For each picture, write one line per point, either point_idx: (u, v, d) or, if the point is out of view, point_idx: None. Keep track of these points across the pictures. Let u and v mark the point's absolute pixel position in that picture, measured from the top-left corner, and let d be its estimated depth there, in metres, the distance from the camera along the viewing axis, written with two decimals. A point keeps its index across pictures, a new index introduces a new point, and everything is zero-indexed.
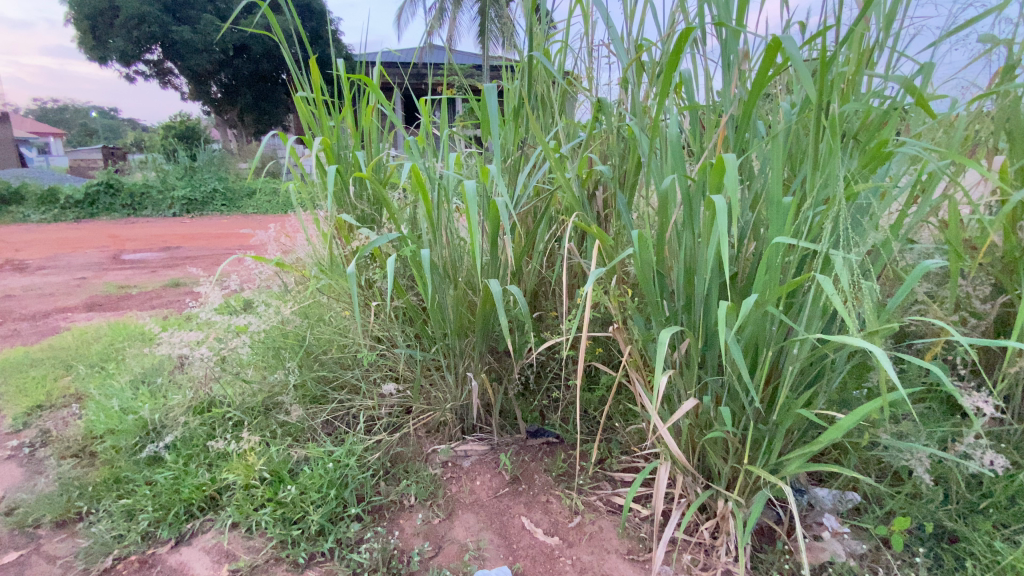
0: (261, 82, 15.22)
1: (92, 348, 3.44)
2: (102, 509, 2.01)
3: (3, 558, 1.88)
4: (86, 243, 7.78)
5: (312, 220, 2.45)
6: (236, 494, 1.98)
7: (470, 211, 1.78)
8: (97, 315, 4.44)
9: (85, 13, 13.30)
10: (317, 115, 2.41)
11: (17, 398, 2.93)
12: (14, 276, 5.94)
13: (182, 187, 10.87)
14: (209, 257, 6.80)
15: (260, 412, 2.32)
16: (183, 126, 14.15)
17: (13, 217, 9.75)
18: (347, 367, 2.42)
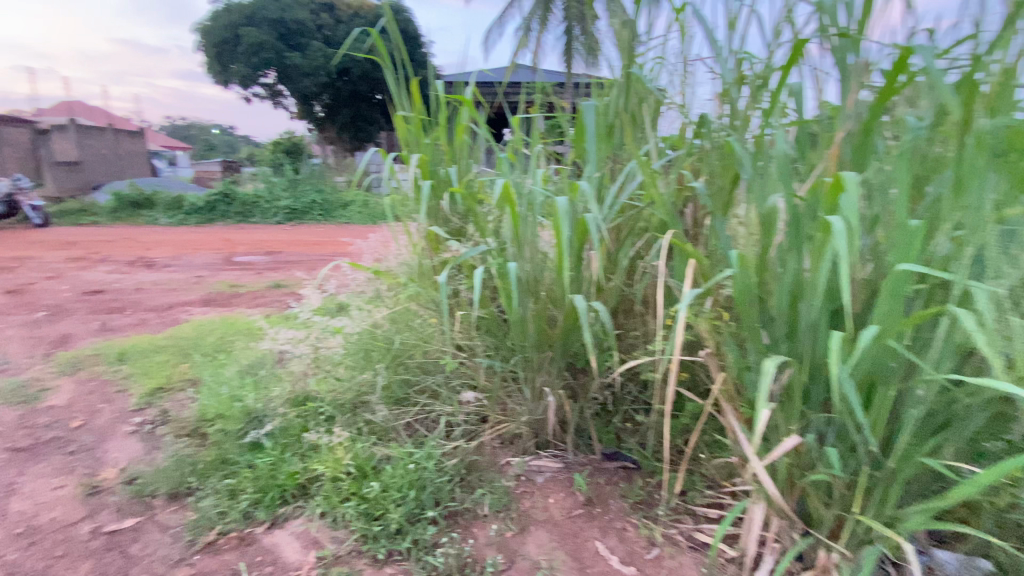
0: (358, 102, 16.44)
1: (206, 340, 3.83)
2: (209, 486, 2.22)
3: (124, 523, 2.11)
4: (205, 245, 8.73)
5: (408, 231, 2.61)
6: (325, 484, 2.11)
7: (560, 226, 1.84)
8: (211, 310, 4.95)
9: (214, 43, 15.03)
10: (415, 133, 2.55)
11: (144, 379, 3.31)
12: (147, 271, 6.79)
13: (287, 198, 11.96)
14: (306, 262, 7.35)
15: (349, 410, 2.47)
16: (289, 142, 15.56)
17: (148, 221, 11.19)
18: (429, 372, 2.51)
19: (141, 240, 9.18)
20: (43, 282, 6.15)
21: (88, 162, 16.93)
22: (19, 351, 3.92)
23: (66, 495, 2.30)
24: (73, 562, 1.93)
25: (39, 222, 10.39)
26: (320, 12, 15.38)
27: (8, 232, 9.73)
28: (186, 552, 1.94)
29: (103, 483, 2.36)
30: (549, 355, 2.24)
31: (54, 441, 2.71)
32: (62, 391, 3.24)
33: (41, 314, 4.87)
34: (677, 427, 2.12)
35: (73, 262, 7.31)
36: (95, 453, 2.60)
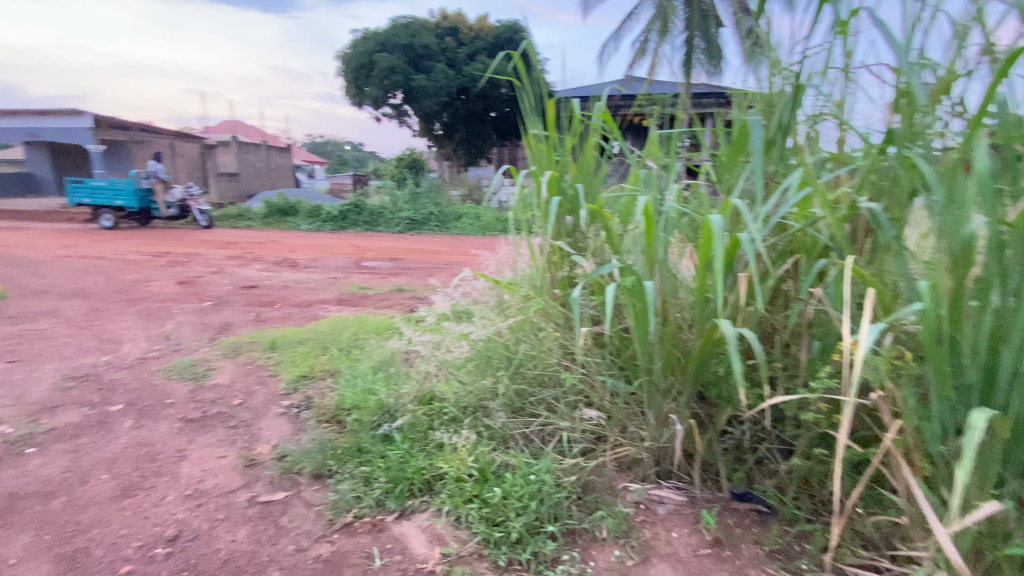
0: (474, 120, 17.42)
1: (341, 336, 4.23)
2: (347, 471, 2.43)
3: (274, 496, 2.35)
4: (337, 250, 9.72)
5: (529, 245, 2.62)
6: (449, 483, 2.22)
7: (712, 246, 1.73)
8: (344, 309, 5.46)
9: (353, 69, 16.76)
10: (546, 150, 2.57)
11: (291, 367, 3.72)
12: (291, 271, 7.70)
13: (407, 209, 12.94)
14: (424, 270, 7.85)
15: (470, 413, 2.57)
16: (410, 157, 16.81)
17: (292, 227, 12.72)
18: (547, 385, 2.50)
19: (286, 243, 10.44)
20: (212, 276, 7.21)
21: (247, 174, 19.70)
22: (195, 334, 4.61)
23: (228, 464, 2.61)
24: (234, 525, 2.17)
25: (209, 224, 12.25)
26: (445, 37, 16.56)
27: (187, 232, 11.60)
28: (327, 530, 2.13)
29: (258, 457, 2.65)
30: (679, 379, 2.15)
31: (220, 414, 3.11)
32: (227, 371, 3.74)
33: (211, 303, 5.70)
34: (822, 473, 1.95)
35: (234, 260, 8.49)
36: (252, 429, 2.95)
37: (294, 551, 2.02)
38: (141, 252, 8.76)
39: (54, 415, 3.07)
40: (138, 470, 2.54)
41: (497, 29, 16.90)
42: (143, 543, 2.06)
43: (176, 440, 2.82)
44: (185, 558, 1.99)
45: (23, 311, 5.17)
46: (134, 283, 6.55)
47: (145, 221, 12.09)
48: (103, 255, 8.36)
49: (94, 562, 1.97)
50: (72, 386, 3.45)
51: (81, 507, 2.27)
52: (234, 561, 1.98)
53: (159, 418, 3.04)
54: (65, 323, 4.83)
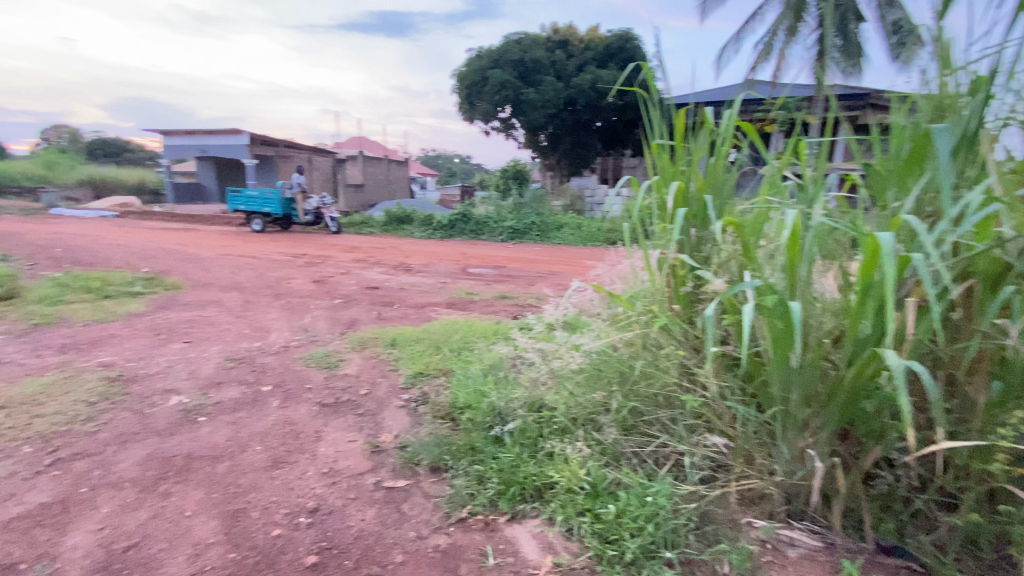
0: (580, 131, 17.64)
1: (452, 338, 4.45)
2: (461, 468, 2.57)
3: (397, 483, 2.55)
4: (446, 257, 10.25)
5: (646, 258, 2.45)
6: (560, 493, 2.27)
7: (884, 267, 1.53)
8: (453, 313, 5.75)
9: (467, 85, 17.62)
10: (670, 160, 2.44)
11: (409, 364, 4.00)
12: (406, 275, 8.28)
13: (511, 219, 13.28)
14: (526, 278, 8.00)
15: (581, 425, 2.55)
16: (515, 168, 17.27)
17: (406, 234, 13.70)
18: (663, 405, 2.40)
19: (400, 248, 11.26)
20: (339, 276, 8.00)
21: (369, 185, 21.61)
22: (327, 328, 5.14)
23: (357, 448, 2.87)
24: (363, 505, 2.38)
25: (337, 230, 13.61)
26: (555, 50, 16.84)
27: (318, 236, 13.00)
28: (444, 522, 2.27)
29: (382, 444, 2.89)
30: (818, 411, 1.97)
31: (350, 402, 3.43)
32: (354, 363, 4.11)
33: (339, 301, 6.32)
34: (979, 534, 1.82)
35: (357, 262, 9.34)
36: (376, 418, 3.22)
37: (415, 538, 2.18)
38: (283, 253, 9.98)
39: (220, 390, 3.60)
40: (284, 446, 2.89)
41: (607, 39, 16.88)
42: (289, 510, 2.34)
43: (314, 421, 3.17)
44: (324, 530, 2.21)
45: (196, 300, 6.14)
46: (277, 280, 7.48)
47: (286, 226, 13.77)
48: (254, 254, 9.66)
49: (251, 522, 2.26)
50: (233, 366, 4.02)
51: (241, 472, 2.63)
52: (364, 538, 2.17)
53: (300, 400, 3.44)
54: (226, 312, 5.66)
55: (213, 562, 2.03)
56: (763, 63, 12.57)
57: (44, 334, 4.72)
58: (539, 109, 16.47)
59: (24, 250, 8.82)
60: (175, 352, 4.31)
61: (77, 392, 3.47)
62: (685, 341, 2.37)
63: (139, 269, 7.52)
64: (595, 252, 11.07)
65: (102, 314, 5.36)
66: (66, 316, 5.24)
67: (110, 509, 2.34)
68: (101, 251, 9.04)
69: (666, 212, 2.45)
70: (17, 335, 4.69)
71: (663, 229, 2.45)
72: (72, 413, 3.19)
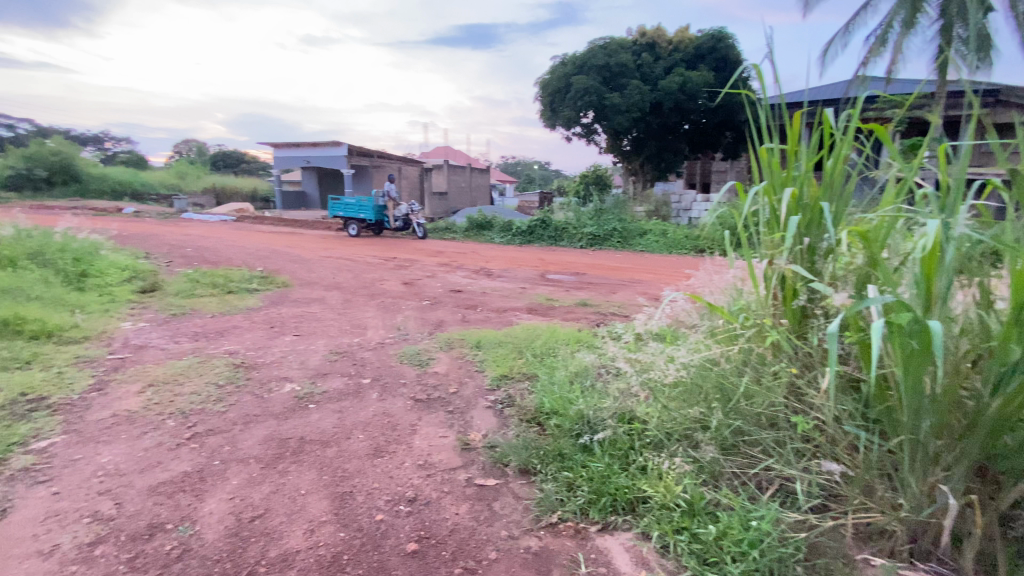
0: (666, 135, 17.33)
1: (535, 343, 4.49)
2: (550, 473, 2.62)
3: (487, 481, 2.64)
4: (526, 262, 10.36)
5: (752, 268, 2.31)
6: (654, 508, 2.25)
7: None
8: (535, 318, 5.80)
9: (550, 92, 17.67)
10: (780, 164, 2.28)
11: (494, 366, 4.09)
12: (487, 279, 8.49)
13: (591, 225, 13.16)
14: (607, 285, 7.88)
15: (676, 440, 2.48)
16: (595, 173, 17.08)
17: (486, 240, 14.04)
18: (767, 426, 2.28)
19: (481, 254, 11.56)
20: (426, 279, 8.38)
21: (452, 192, 22.44)
22: (416, 327, 5.40)
23: (449, 444, 2.99)
24: (457, 500, 2.49)
25: (422, 235, 14.27)
26: (642, 53, 16.48)
27: (405, 241, 13.70)
28: (534, 525, 2.32)
29: (472, 442, 3.00)
30: (954, 443, 1.77)
31: (440, 399, 3.59)
32: (443, 362, 4.29)
33: (427, 302, 6.61)
34: None
35: (442, 266, 9.73)
36: (465, 416, 3.33)
37: (507, 537, 2.24)
38: (375, 256, 10.63)
39: (325, 380, 3.91)
40: (383, 436, 3.08)
41: (698, 40, 16.30)
42: (390, 497, 2.50)
43: (408, 415, 3.35)
44: (422, 520, 2.35)
45: (302, 297, 6.72)
46: (371, 280, 7.99)
47: (377, 231, 14.67)
48: (350, 257, 10.38)
49: (357, 504, 2.45)
50: (335, 359, 4.35)
51: (347, 457, 2.84)
52: (459, 532, 2.27)
53: (395, 395, 3.65)
54: (328, 309, 6.13)
55: (326, 539, 2.22)
56: (879, 51, 11.31)
57: (180, 323, 5.39)
58: (623, 114, 16.09)
59: (163, 250, 10.14)
60: (286, 344, 4.74)
61: (209, 374, 3.95)
62: (794, 358, 2.23)
63: (254, 268, 8.36)
64: (679, 260, 10.66)
65: (225, 307, 6.03)
66: (198, 308, 5.96)
67: (239, 481, 2.63)
68: (223, 251, 10.17)
69: (775, 222, 2.32)
70: (160, 323, 5.40)
71: (771, 238, 2.31)
72: (205, 393, 3.62)
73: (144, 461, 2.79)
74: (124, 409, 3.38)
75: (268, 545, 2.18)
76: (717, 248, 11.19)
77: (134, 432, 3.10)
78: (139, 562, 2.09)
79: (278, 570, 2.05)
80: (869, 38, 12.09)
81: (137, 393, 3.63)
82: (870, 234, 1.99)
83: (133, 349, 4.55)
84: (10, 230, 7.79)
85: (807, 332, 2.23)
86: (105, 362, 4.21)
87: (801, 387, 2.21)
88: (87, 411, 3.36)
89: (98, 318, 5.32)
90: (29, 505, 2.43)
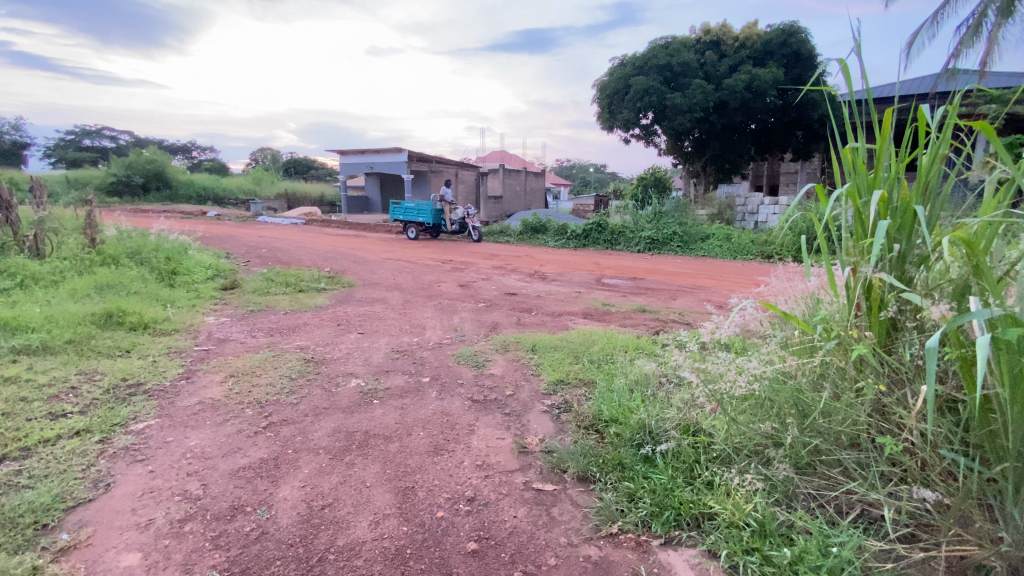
0: (730, 134, 16.62)
1: (592, 349, 4.43)
2: (610, 482, 2.59)
3: (545, 486, 2.63)
4: (581, 266, 10.28)
5: (832, 276, 2.17)
6: (721, 526, 2.18)
7: None
8: (591, 323, 5.73)
9: (608, 93, 17.40)
10: (863, 167, 2.12)
11: (550, 370, 4.08)
12: (542, 283, 8.49)
13: (649, 229, 12.84)
14: (667, 291, 7.66)
15: (745, 456, 2.38)
16: (653, 176, 16.65)
17: (541, 243, 14.04)
18: (848, 445, 2.12)
19: (536, 257, 11.57)
20: (482, 281, 8.49)
21: (507, 196, 22.68)
22: (473, 329, 5.49)
23: (506, 446, 3.02)
24: (515, 503, 2.51)
25: (478, 238, 14.50)
26: (706, 52, 15.92)
27: (462, 244, 13.97)
28: (593, 534, 2.29)
29: (529, 446, 3.00)
30: None
31: (497, 400, 3.62)
32: (499, 364, 4.32)
33: (483, 304, 6.71)
34: None
35: (497, 269, 9.83)
36: (522, 419, 3.34)
37: (565, 544, 2.23)
38: (433, 259, 10.91)
39: (388, 377, 4.06)
40: (442, 434, 3.15)
41: (767, 35, 15.54)
42: (450, 496, 2.55)
43: (466, 415, 3.41)
44: (482, 520, 2.37)
45: (365, 297, 7.01)
46: (429, 282, 8.20)
47: (435, 234, 15.07)
48: (409, 259, 10.72)
49: (419, 500, 2.52)
50: (397, 358, 4.50)
51: (409, 453, 2.93)
52: (517, 535, 2.28)
53: (454, 394, 3.72)
54: (389, 309, 6.36)
55: (390, 531, 2.30)
56: (972, 43, 10.38)
57: (257, 319, 5.78)
58: (685, 114, 15.53)
59: (241, 250, 10.92)
60: (351, 341, 4.97)
61: (282, 368, 4.20)
62: (881, 374, 2.06)
63: (321, 269, 8.83)
64: (744, 266, 10.18)
65: (296, 305, 6.40)
66: (272, 305, 6.37)
67: (310, 470, 2.78)
68: (294, 252, 10.81)
69: (860, 227, 2.15)
70: (239, 318, 5.81)
71: (854, 244, 2.15)
72: (278, 386, 3.86)
73: (226, 447, 3.01)
74: (209, 397, 3.67)
75: (337, 533, 2.29)
76: (786, 254, 10.59)
77: (217, 418, 3.35)
78: (222, 540, 2.25)
79: (346, 558, 2.14)
80: (960, 30, 11.13)
81: (220, 383, 3.92)
82: (975, 240, 1.81)
83: (216, 342, 4.93)
84: (114, 232, 8.66)
85: (895, 346, 2.06)
86: (192, 353, 4.58)
87: (888, 405, 2.03)
88: (177, 398, 3.67)
89: (186, 313, 5.81)
90: (129, 480, 2.68)
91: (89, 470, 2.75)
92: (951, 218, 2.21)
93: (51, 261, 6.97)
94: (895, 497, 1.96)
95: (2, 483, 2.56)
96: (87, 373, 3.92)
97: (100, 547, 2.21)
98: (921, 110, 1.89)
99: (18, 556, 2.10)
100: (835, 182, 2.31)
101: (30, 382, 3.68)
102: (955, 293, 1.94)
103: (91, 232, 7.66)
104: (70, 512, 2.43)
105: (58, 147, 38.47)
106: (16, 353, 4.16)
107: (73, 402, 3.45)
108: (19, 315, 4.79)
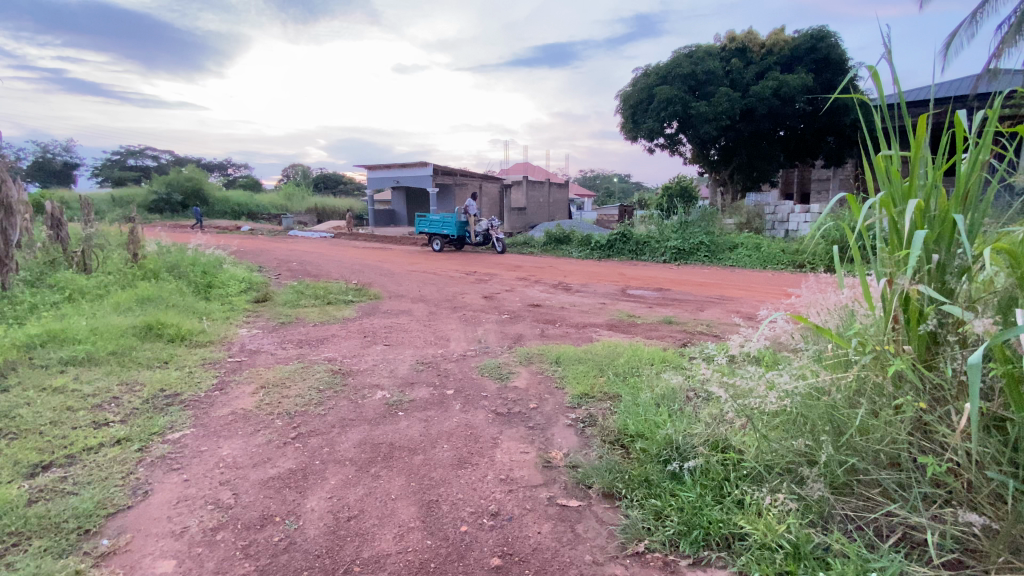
0: (758, 141, 16.29)
1: (617, 362, 4.37)
2: (637, 500, 2.54)
3: (570, 502, 2.61)
4: (605, 277, 10.21)
5: (866, 286, 2.05)
6: (752, 547, 2.11)
7: None
8: (615, 335, 5.67)
9: (631, 104, 17.18)
10: (894, 175, 2.04)
11: (574, 383, 4.04)
12: (566, 293, 8.46)
13: (675, 239, 12.69)
14: (694, 302, 7.51)
15: (777, 474, 2.31)
16: (678, 185, 16.34)
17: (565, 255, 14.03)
18: (887, 465, 2.04)
19: (561, 268, 11.54)
20: (506, 293, 8.51)
21: (530, 208, 22.84)
22: (497, 341, 5.50)
23: (530, 460, 3.00)
24: (539, 518, 2.49)
25: (502, 249, 14.58)
26: (732, 60, 15.74)
27: (486, 255, 14.00)
28: (620, 552, 2.25)
29: (553, 460, 2.98)
30: None
31: (521, 414, 3.60)
32: (523, 377, 4.31)
33: (507, 316, 6.71)
34: None
35: (521, 280, 9.81)
36: (545, 433, 3.31)
37: (591, 562, 2.19)
38: (458, 271, 11.01)
39: (412, 390, 4.09)
40: (466, 446, 3.16)
41: (795, 41, 15.33)
42: (474, 510, 2.55)
43: (490, 428, 3.40)
44: (505, 536, 2.36)
45: (392, 309, 7.10)
46: (454, 294, 8.28)
47: (460, 246, 15.23)
48: (434, 271, 10.84)
49: (443, 514, 2.52)
50: (422, 370, 4.54)
51: (433, 466, 2.95)
52: (541, 552, 2.26)
53: (477, 407, 3.73)
54: (415, 321, 6.42)
55: (414, 545, 2.31)
56: (1014, 40, 9.92)
57: (287, 331, 5.93)
58: (710, 122, 15.26)
59: (273, 263, 11.28)
60: (377, 353, 5.04)
61: (311, 379, 4.30)
62: (921, 392, 1.97)
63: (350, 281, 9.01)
64: (776, 277, 9.90)
65: (324, 317, 6.55)
66: (302, 317, 6.52)
67: (337, 481, 2.82)
68: (323, 265, 11.07)
69: (896, 237, 2.05)
70: (270, 330, 5.98)
71: (889, 254, 2.04)
72: (308, 397, 3.94)
73: (257, 457, 3.08)
74: (240, 408, 3.77)
75: (362, 545, 2.31)
76: (819, 263, 10.31)
77: (248, 429, 3.45)
78: (251, 549, 2.29)
79: (371, 570, 2.16)
80: (1002, 28, 10.69)
81: (251, 394, 4.03)
82: (1020, 251, 1.73)
83: (248, 353, 5.07)
84: (156, 248, 9.06)
85: (936, 361, 1.97)
86: (225, 364, 4.72)
87: (929, 423, 1.94)
88: (211, 408, 3.78)
89: (221, 324, 6.01)
90: (165, 489, 2.77)
91: (128, 477, 2.86)
92: (995, 226, 2.10)
93: (97, 276, 7.31)
94: (939, 520, 1.86)
95: (49, 490, 2.68)
96: (128, 383, 4.08)
97: (137, 553, 2.29)
98: (954, 115, 1.79)
99: (62, 560, 2.20)
100: (867, 188, 2.21)
101: (77, 392, 3.86)
102: (999, 304, 1.88)
103: (133, 248, 8.01)
104: (110, 519, 2.52)
105: (105, 167, 40.65)
106: (65, 364, 4.38)
107: (115, 411, 3.60)
108: (66, 328, 5.04)
